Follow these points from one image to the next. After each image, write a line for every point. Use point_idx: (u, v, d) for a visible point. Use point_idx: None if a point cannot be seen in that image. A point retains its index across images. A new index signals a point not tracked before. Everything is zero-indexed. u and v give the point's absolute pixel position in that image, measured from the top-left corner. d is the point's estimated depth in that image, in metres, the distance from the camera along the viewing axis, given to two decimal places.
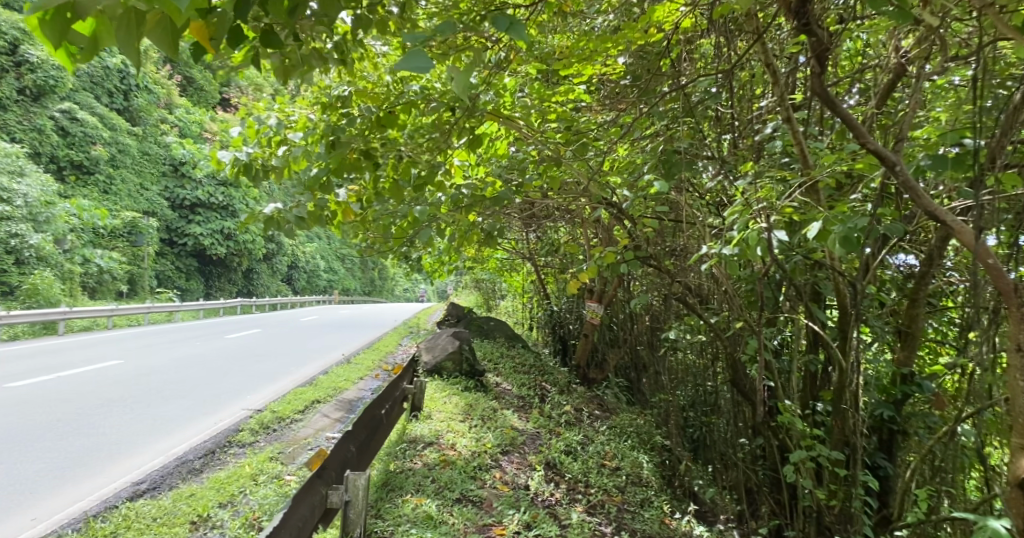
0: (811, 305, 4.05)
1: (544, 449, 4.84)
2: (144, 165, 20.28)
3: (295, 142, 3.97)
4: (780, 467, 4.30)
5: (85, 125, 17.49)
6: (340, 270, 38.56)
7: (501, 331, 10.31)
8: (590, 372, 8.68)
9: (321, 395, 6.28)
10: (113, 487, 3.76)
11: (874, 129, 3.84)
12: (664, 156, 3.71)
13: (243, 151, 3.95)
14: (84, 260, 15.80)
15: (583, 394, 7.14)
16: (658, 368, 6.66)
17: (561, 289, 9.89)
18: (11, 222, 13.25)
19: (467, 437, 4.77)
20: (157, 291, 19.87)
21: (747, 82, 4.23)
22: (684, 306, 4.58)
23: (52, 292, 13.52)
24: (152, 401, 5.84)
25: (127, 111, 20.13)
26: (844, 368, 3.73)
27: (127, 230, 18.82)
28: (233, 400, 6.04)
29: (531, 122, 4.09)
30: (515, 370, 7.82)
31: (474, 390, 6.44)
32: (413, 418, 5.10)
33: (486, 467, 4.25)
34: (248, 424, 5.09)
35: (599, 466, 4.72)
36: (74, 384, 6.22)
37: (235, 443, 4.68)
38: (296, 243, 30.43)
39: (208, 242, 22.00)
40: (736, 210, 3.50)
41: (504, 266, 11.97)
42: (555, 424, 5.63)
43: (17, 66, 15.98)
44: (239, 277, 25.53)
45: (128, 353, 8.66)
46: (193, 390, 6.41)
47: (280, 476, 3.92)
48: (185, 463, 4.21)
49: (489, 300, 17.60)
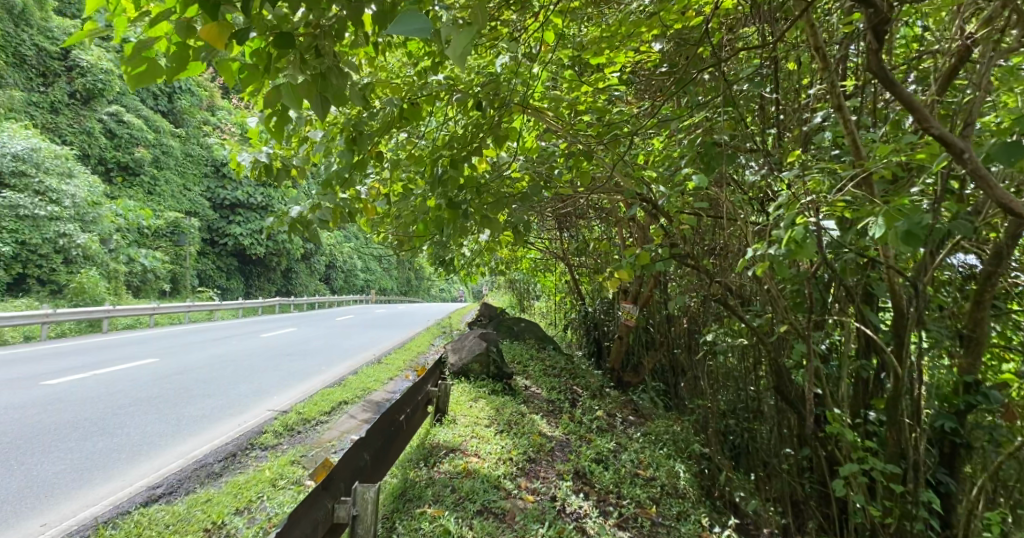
0: (862, 308, 3.75)
1: (574, 457, 4.64)
2: (187, 167, 20.79)
3: (316, 137, 3.88)
4: (829, 480, 4.00)
5: (131, 128, 17.99)
6: (377, 270, 38.99)
7: (532, 333, 10.13)
8: (623, 375, 8.49)
9: (349, 396, 6.21)
10: (128, 491, 3.73)
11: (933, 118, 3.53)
12: (703, 148, 3.47)
13: (264, 151, 3.92)
14: (129, 260, 16.26)
15: (616, 398, 6.91)
16: (696, 373, 6.38)
17: (595, 290, 9.67)
18: (59, 222, 13.68)
19: (493, 443, 4.62)
20: (199, 290, 20.33)
21: (792, 71, 3.98)
22: (723, 307, 4.32)
23: (98, 291, 13.89)
24: (180, 400, 5.85)
25: (171, 113, 20.68)
26: (899, 376, 3.42)
27: (170, 230, 19.32)
28: (259, 401, 6.01)
29: (561, 115, 3.96)
30: (545, 372, 7.64)
31: (502, 394, 6.29)
32: (438, 422, 4.97)
33: (510, 477, 4.09)
34: (272, 425, 5.04)
35: (632, 475, 4.49)
36: (106, 383, 6.30)
37: (257, 445, 4.63)
38: (334, 244, 30.89)
39: (247, 243, 22.45)
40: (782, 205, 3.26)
41: (537, 266, 11.81)
42: (586, 430, 5.42)
43: (68, 71, 16.57)
44: (277, 277, 26.01)
45: (164, 352, 8.81)
46: (222, 389, 6.43)
47: (299, 481, 3.84)
48: (204, 466, 4.16)
49: (522, 300, 17.43)
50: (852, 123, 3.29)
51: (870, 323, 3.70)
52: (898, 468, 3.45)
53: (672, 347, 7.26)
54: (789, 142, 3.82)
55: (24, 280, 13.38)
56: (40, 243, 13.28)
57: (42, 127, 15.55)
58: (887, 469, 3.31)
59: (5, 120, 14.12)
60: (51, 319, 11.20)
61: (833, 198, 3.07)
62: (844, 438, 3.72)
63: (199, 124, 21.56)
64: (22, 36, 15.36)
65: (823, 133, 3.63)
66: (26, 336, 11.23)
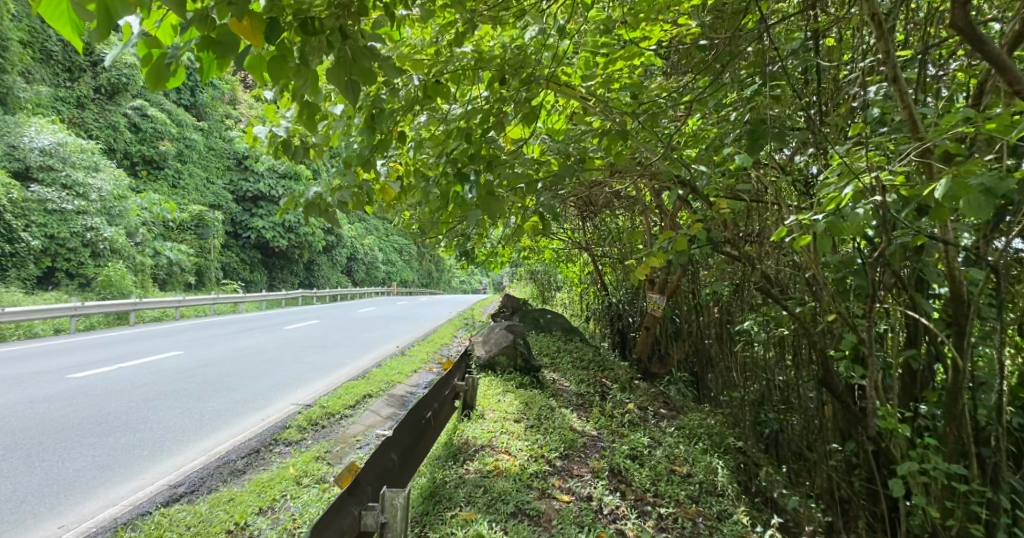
0: (916, 296, 3.51)
1: (608, 453, 4.47)
2: (210, 160, 20.93)
3: (338, 116, 3.72)
4: (879, 478, 3.77)
5: (155, 121, 17.96)
6: (398, 262, 39.06)
7: (559, 325, 9.94)
8: (651, 366, 8.23)
9: (373, 389, 6.11)
10: (149, 490, 3.65)
11: (994, 91, 3.28)
12: (748, 125, 3.25)
13: (282, 125, 3.70)
14: (155, 253, 16.46)
15: (647, 391, 6.71)
16: (729, 364, 6.16)
17: (620, 280, 9.47)
18: (86, 216, 13.83)
19: (523, 440, 4.47)
20: (224, 283, 20.50)
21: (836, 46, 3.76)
22: (764, 294, 4.09)
23: (125, 284, 14.02)
24: (203, 394, 5.78)
25: (194, 107, 20.84)
26: (960, 369, 3.18)
27: (195, 223, 19.46)
28: (282, 394, 5.92)
29: (594, 92, 3.76)
30: (574, 365, 7.46)
31: (530, 386, 6.13)
32: (465, 418, 4.83)
33: (543, 475, 3.94)
34: (296, 420, 4.94)
35: (669, 472, 4.30)
36: (131, 377, 6.27)
37: (281, 441, 4.54)
38: (355, 236, 31.03)
39: (270, 235, 22.57)
40: (836, 185, 3.03)
41: (559, 256, 11.65)
42: (618, 425, 5.24)
43: (93, 66, 16.75)
44: (299, 269, 26.17)
45: (189, 344, 8.82)
46: (246, 382, 6.38)
47: (324, 479, 3.74)
48: (227, 464, 4.07)
49: (545, 291, 17.28)
50: (908, 96, 3.06)
51: (925, 311, 3.47)
52: (959, 466, 3.22)
53: (702, 339, 7.03)
54: (837, 118, 3.58)
55: (53, 273, 13.55)
56: (68, 237, 13.38)
57: (68, 121, 15.70)
58: (952, 469, 3.07)
59: (33, 115, 14.27)
60: (81, 312, 11.34)
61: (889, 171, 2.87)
62: (898, 435, 3.48)
63: (221, 117, 21.71)
64: (48, 32, 15.49)
65: (872, 108, 3.40)
66: (57, 329, 11.39)
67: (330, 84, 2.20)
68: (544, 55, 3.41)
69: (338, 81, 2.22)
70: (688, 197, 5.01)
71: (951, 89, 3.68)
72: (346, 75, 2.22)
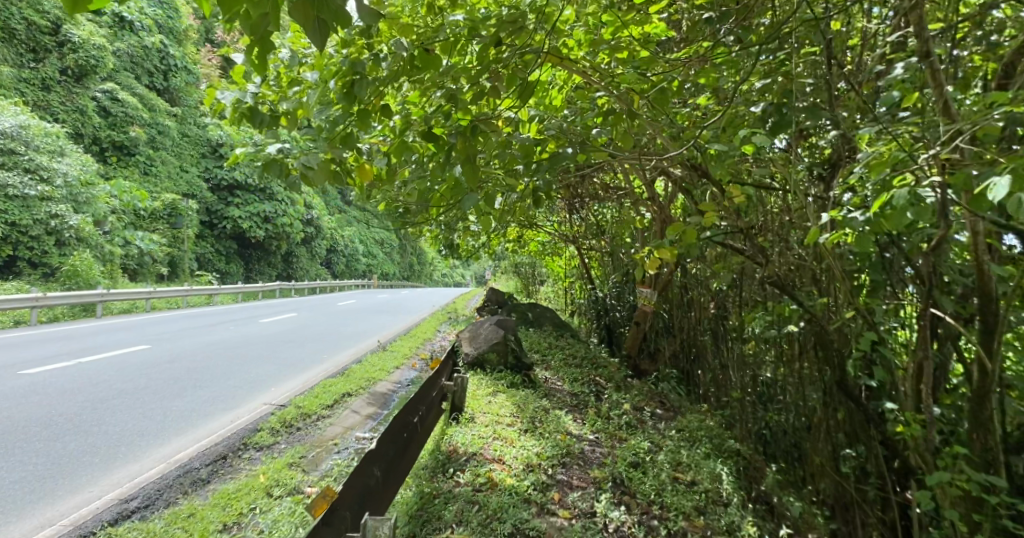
0: (937, 294, 3.29)
1: (609, 461, 4.21)
2: (183, 147, 20.24)
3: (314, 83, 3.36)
4: (890, 486, 3.58)
5: (126, 106, 17.29)
6: (379, 254, 38.56)
7: (547, 320, 9.67)
8: (640, 362, 8.02)
9: (353, 387, 5.79)
10: (95, 506, 3.28)
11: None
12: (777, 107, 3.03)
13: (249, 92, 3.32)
14: (124, 243, 15.93)
15: (641, 390, 6.47)
16: (726, 363, 5.95)
17: (608, 274, 9.24)
18: (51, 202, 13.20)
19: (519, 447, 4.21)
20: (197, 274, 19.92)
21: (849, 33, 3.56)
22: (774, 288, 3.85)
23: (92, 274, 13.45)
24: (167, 393, 5.38)
25: (167, 91, 20.10)
26: (986, 373, 2.96)
27: (168, 212, 18.83)
28: (254, 393, 5.55)
29: (599, 67, 3.51)
30: (566, 362, 7.20)
31: (522, 386, 5.85)
32: (454, 421, 4.56)
33: (541, 487, 3.68)
34: (269, 422, 4.60)
35: (673, 480, 4.05)
36: (87, 373, 5.83)
37: (251, 445, 4.20)
38: (334, 228, 30.49)
39: (247, 226, 21.98)
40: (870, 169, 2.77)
41: (545, 249, 11.39)
42: (615, 428, 5.00)
43: (59, 47, 15.92)
44: (277, 261, 25.57)
45: (157, 337, 8.39)
46: (216, 380, 5.99)
47: (298, 489, 3.43)
48: (189, 472, 3.73)
49: (527, 285, 16.97)
50: (941, 74, 2.87)
51: (949, 310, 3.25)
52: (988, 477, 2.98)
53: (694, 335, 6.80)
54: (855, 104, 3.36)
55: (14, 263, 12.93)
56: (31, 224, 12.74)
57: (33, 104, 14.91)
58: (987, 481, 2.83)
59: None
60: (44, 302, 10.78)
61: (940, 155, 2.62)
62: (919, 442, 3.27)
63: (196, 103, 21.06)
64: (10, 10, 14.65)
65: (893, 90, 3.20)
66: (17, 320, 10.80)
67: (294, 22, 1.87)
68: (545, 23, 3.16)
69: (304, 19, 1.90)
70: (690, 186, 4.75)
71: (974, 77, 3.50)
72: (313, 12, 1.90)
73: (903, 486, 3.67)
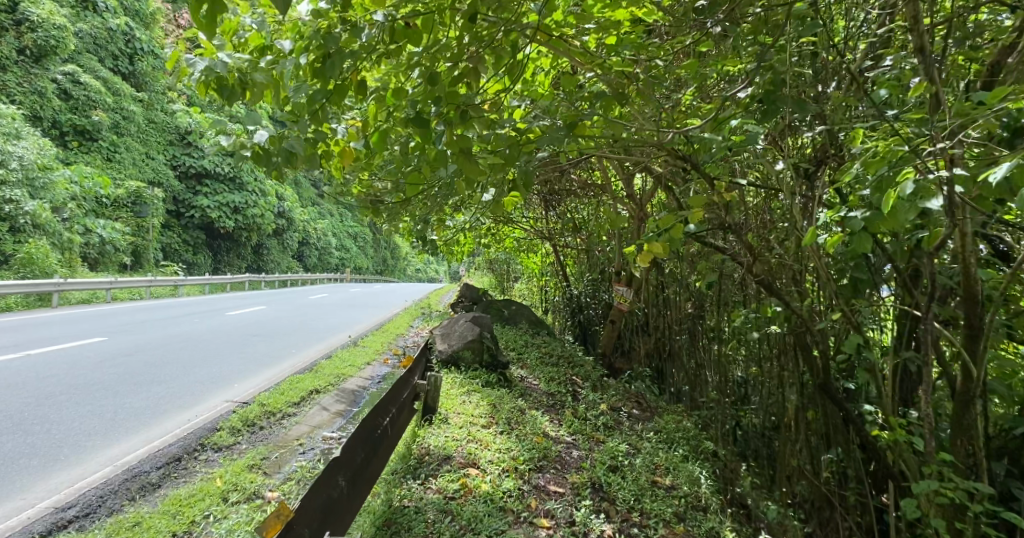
0: (919, 295, 3.24)
1: (587, 465, 4.09)
2: (149, 134, 19.58)
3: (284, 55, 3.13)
4: (870, 490, 3.51)
5: (88, 89, 16.66)
6: (352, 247, 37.99)
7: (523, 317, 9.53)
8: (615, 360, 7.88)
9: (321, 384, 5.57)
10: (27, 516, 3.04)
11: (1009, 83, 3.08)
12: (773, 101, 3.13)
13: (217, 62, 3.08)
14: (84, 231, 15.35)
15: (619, 390, 6.37)
16: (703, 362, 5.89)
17: (585, 271, 9.15)
18: (6, 187, 12.61)
19: (494, 450, 4.06)
20: (162, 265, 19.32)
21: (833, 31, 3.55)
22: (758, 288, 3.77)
23: (49, 262, 12.89)
24: (121, 388, 5.11)
25: (133, 76, 19.44)
26: (971, 378, 2.89)
27: (132, 200, 18.19)
28: (216, 390, 5.30)
29: (587, 50, 3.41)
30: (542, 361, 7.08)
31: (498, 385, 5.70)
32: (427, 422, 4.41)
33: (517, 494, 3.55)
34: (229, 421, 4.37)
35: (652, 485, 3.95)
36: (35, 367, 5.51)
37: (209, 446, 3.98)
38: (306, 220, 29.96)
39: (215, 215, 21.40)
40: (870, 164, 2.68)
41: (521, 245, 11.27)
42: (592, 429, 4.90)
43: (17, 25, 15.18)
44: (247, 252, 24.98)
45: (116, 329, 8.05)
46: (176, 375, 5.71)
47: (257, 495, 3.24)
48: (137, 476, 3.50)
49: (503, 282, 16.85)
50: (933, 68, 2.86)
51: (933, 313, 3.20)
52: (972, 484, 2.92)
53: (670, 334, 6.73)
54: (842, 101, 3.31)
55: None
56: None
57: None
58: (974, 488, 2.75)
59: None
60: None
61: (940, 151, 2.55)
62: (902, 448, 3.21)
63: (164, 88, 20.42)
64: None
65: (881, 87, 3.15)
66: None
67: None
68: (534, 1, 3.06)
69: None
70: (673, 183, 4.67)
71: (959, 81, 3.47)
72: None
73: (879, 490, 3.62)
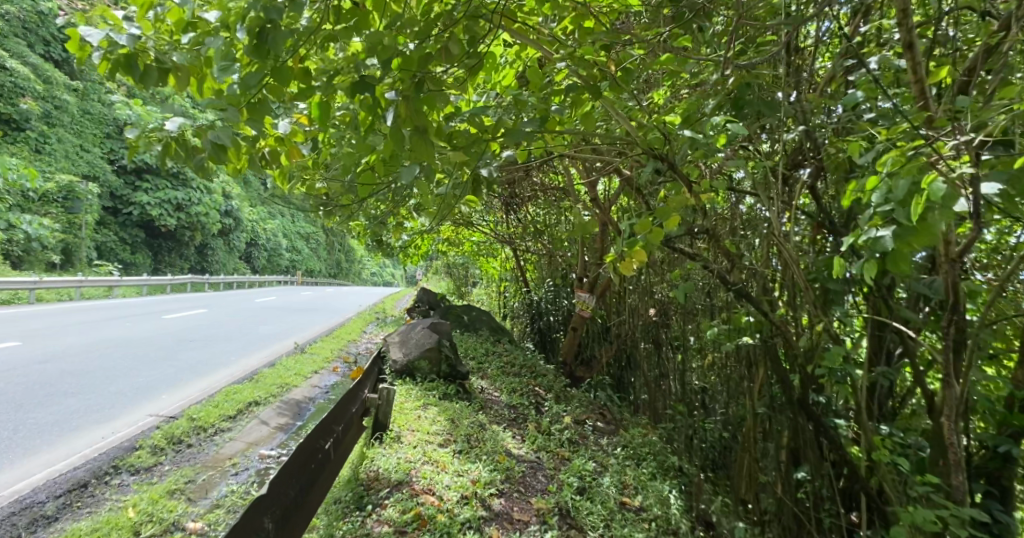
0: (895, 308, 3.12)
1: (553, 488, 3.84)
2: (85, 126, 18.36)
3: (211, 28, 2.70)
4: (842, 510, 3.36)
5: (15, 75, 15.55)
6: (303, 249, 36.88)
7: (483, 323, 9.24)
8: (575, 369, 7.56)
9: (262, 394, 5.15)
10: None
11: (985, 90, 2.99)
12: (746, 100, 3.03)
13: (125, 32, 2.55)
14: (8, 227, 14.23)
15: (583, 401, 6.15)
16: (666, 373, 5.73)
17: (546, 277, 8.94)
18: None
19: (451, 472, 3.76)
20: (96, 265, 18.14)
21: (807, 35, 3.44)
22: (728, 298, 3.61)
23: None
24: (29, 401, 4.57)
25: (68, 63, 18.29)
26: (955, 395, 2.75)
27: (63, 195, 17.00)
28: (140, 402, 4.81)
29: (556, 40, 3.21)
30: (502, 370, 6.81)
31: (456, 398, 5.39)
32: (377, 440, 4.08)
33: (477, 523, 3.26)
34: (151, 438, 3.93)
35: (620, 507, 3.74)
36: None
37: (124, 468, 3.54)
38: (255, 221, 28.87)
39: (156, 213, 20.32)
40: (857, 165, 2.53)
41: (480, 249, 10.98)
42: (556, 445, 4.66)
43: None
44: (190, 253, 23.84)
45: (37, 333, 7.39)
46: (96, 385, 5.18)
47: (178, 528, 2.85)
48: (28, 509, 3.05)
49: (460, 286, 16.46)
50: (920, 68, 2.68)
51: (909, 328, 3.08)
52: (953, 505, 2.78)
53: (633, 342, 6.55)
54: (818, 106, 3.17)
55: None
56: None
57: None
58: (959, 513, 2.60)
59: None
60: None
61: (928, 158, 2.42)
62: (880, 469, 3.06)
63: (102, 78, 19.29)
64: None
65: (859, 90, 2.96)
66: None
67: None
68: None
69: None
70: (642, 187, 4.48)
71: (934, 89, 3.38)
72: None
73: (850, 508, 3.48)
